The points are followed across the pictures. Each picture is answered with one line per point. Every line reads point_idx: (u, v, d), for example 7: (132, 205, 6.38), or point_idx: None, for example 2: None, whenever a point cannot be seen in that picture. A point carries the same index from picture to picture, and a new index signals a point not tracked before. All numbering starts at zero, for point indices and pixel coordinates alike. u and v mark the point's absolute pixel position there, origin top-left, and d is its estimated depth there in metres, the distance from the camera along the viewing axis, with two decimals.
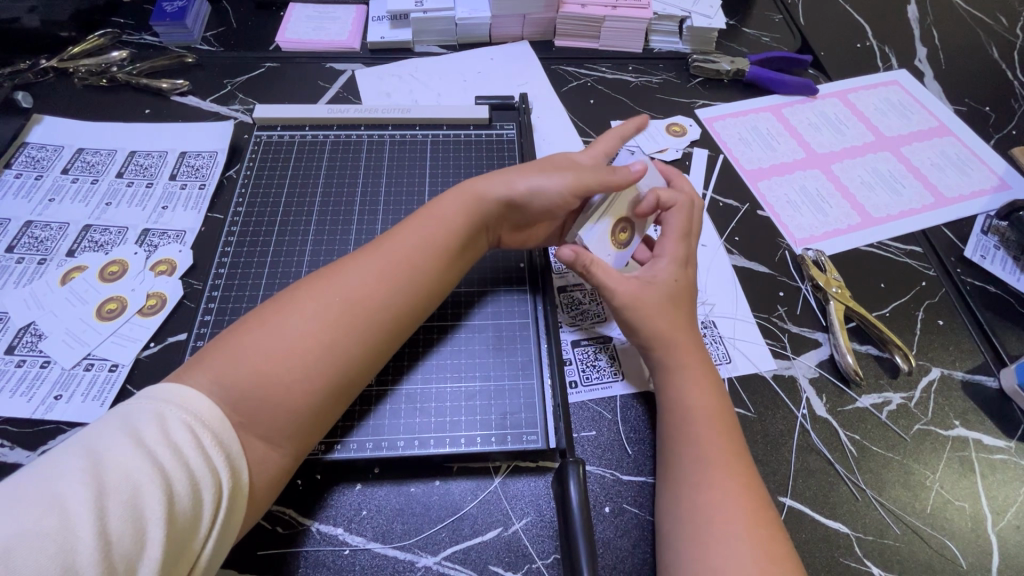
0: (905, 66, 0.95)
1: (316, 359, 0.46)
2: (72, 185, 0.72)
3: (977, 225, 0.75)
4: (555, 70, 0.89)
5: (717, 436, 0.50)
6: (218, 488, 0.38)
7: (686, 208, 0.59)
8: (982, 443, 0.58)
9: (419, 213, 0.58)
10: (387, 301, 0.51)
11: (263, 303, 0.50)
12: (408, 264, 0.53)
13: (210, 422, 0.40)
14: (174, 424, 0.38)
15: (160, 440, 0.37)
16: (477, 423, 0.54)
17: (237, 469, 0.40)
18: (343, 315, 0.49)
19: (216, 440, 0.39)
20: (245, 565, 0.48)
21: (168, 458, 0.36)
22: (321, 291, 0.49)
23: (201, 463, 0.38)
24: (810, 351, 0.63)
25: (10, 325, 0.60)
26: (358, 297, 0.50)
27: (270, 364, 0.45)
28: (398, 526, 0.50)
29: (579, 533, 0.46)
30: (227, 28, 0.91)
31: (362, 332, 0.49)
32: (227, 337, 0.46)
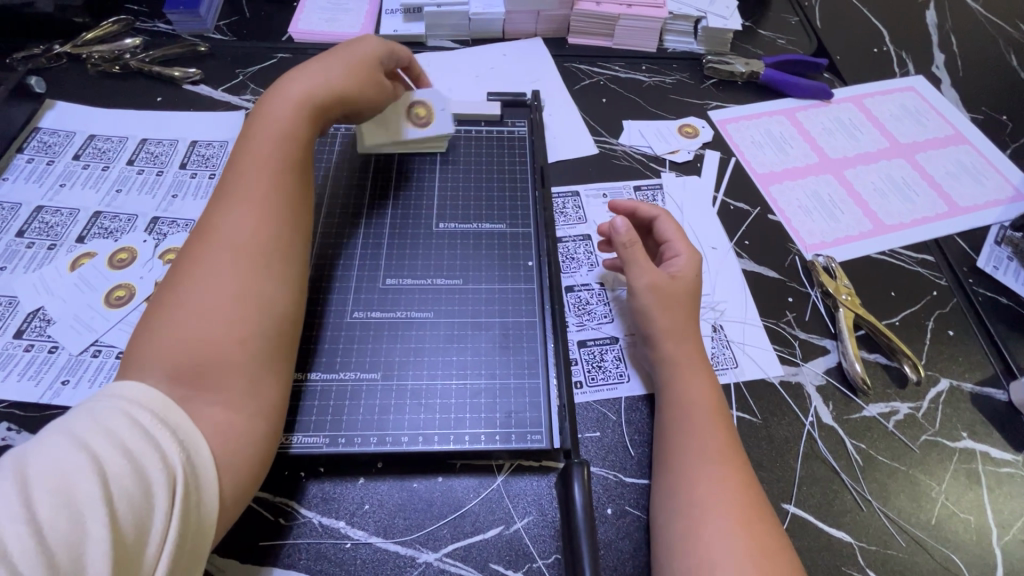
0: (922, 72, 0.94)
1: (227, 301, 0.46)
2: (83, 171, 0.72)
3: (990, 235, 0.74)
4: (568, 68, 0.88)
5: (697, 441, 0.51)
6: (172, 477, 0.37)
7: (667, 215, 0.65)
8: (989, 456, 0.58)
9: (239, 143, 0.57)
10: (274, 231, 0.51)
11: (159, 291, 0.48)
12: (280, 189, 0.54)
13: (149, 403, 0.40)
14: (108, 413, 0.38)
15: (93, 429, 0.37)
16: (482, 421, 0.53)
17: (194, 458, 0.39)
18: (240, 253, 0.49)
19: (159, 420, 0.39)
20: (245, 556, 0.48)
21: (112, 452, 0.35)
22: (204, 250, 0.49)
23: (139, 442, 0.37)
24: (818, 358, 0.63)
25: (19, 310, 0.60)
26: (248, 239, 0.50)
27: (199, 328, 0.45)
28: (399, 521, 0.51)
29: (583, 538, 0.46)
30: (240, 18, 0.91)
31: (267, 265, 0.50)
32: (142, 337, 0.45)
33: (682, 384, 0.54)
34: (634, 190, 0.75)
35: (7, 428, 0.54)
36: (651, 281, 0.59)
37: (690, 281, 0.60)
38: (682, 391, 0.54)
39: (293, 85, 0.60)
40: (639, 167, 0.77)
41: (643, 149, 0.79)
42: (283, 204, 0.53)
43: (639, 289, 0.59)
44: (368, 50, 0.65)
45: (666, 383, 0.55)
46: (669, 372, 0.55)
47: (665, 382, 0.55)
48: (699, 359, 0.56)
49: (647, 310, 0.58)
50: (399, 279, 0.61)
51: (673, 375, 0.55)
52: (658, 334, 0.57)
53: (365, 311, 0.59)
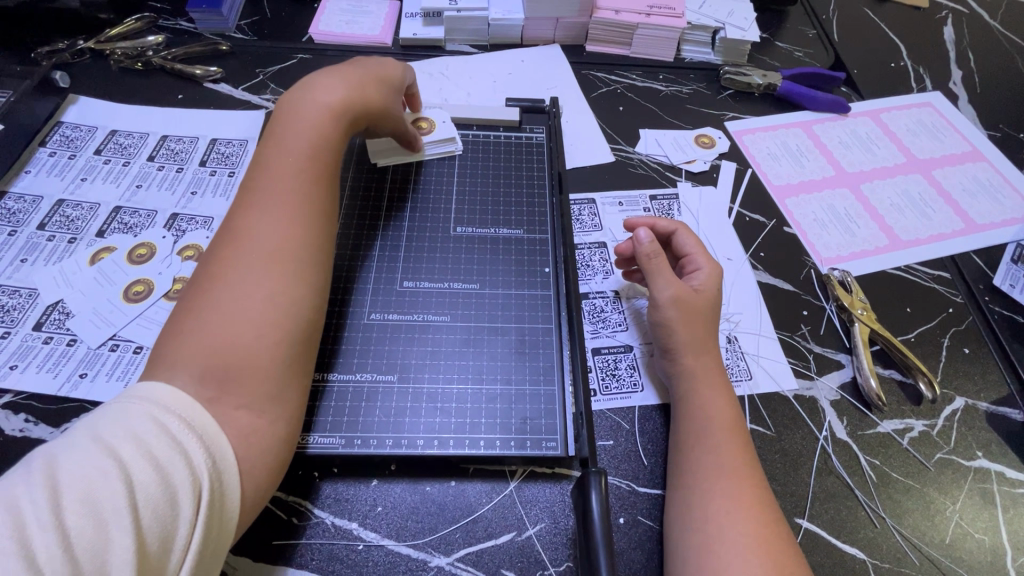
0: (940, 88, 0.93)
1: (258, 303, 0.47)
2: (104, 166, 0.73)
3: (1007, 253, 0.74)
4: (586, 75, 0.89)
5: (714, 456, 0.51)
6: (196, 483, 0.37)
7: (685, 229, 0.65)
8: (1004, 475, 0.57)
9: (266, 145, 0.57)
10: (305, 238, 0.52)
11: (184, 297, 0.48)
12: (311, 196, 0.54)
13: (175, 407, 0.40)
14: (135, 417, 0.38)
15: (120, 434, 0.37)
16: (497, 426, 0.53)
17: (219, 461, 0.40)
18: (271, 257, 0.49)
19: (184, 423, 0.39)
20: (259, 554, 0.48)
21: (137, 457, 0.36)
22: (233, 257, 0.49)
23: (165, 449, 0.37)
24: (833, 373, 0.63)
25: (39, 302, 0.61)
26: (279, 246, 0.50)
27: (230, 331, 0.45)
28: (412, 523, 0.51)
29: (599, 548, 0.45)
30: (261, 18, 0.92)
31: (296, 270, 0.50)
32: (167, 342, 0.45)
33: (701, 397, 0.54)
34: (650, 199, 0.75)
35: (25, 419, 0.54)
36: (674, 290, 0.59)
37: (712, 295, 0.60)
38: (701, 404, 0.54)
39: (321, 89, 0.60)
40: (656, 175, 0.77)
41: (660, 158, 0.79)
42: (311, 210, 0.54)
43: (663, 298, 0.59)
44: (386, 69, 0.66)
45: (685, 394, 0.55)
46: (692, 385, 0.55)
47: (682, 394, 0.55)
48: (717, 372, 0.56)
49: (670, 321, 0.58)
50: (416, 282, 0.62)
51: (690, 387, 0.55)
52: (679, 346, 0.57)
53: (383, 313, 0.59)
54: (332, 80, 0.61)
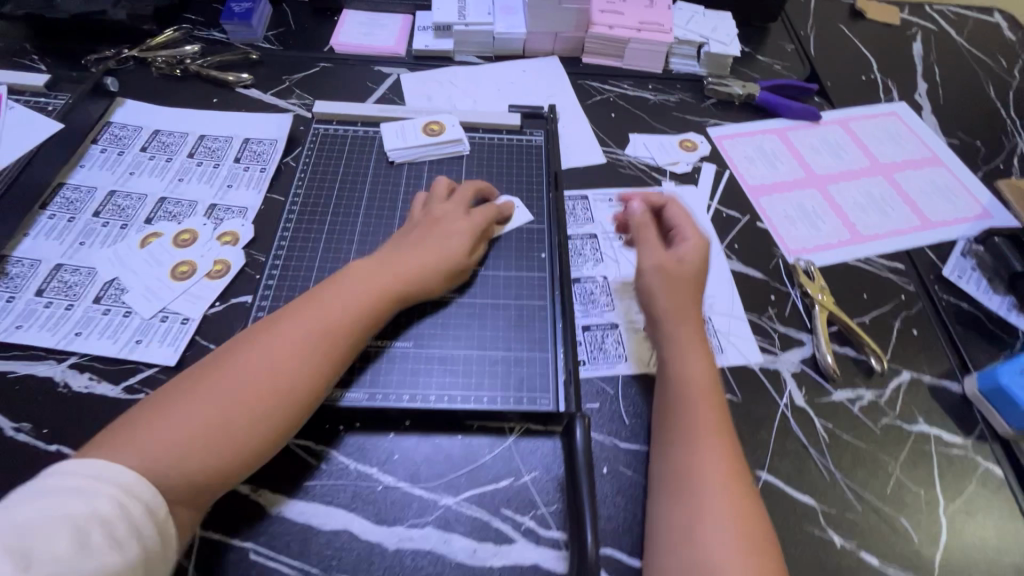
0: (905, 99, 1.02)
1: (214, 413, 0.49)
2: (149, 161, 0.82)
3: (958, 248, 0.82)
4: (581, 84, 0.98)
5: (700, 418, 0.58)
6: (126, 561, 0.40)
7: (676, 203, 0.75)
8: (941, 438, 0.66)
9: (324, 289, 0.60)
10: (290, 385, 0.53)
11: (158, 394, 0.51)
12: (301, 352, 0.54)
13: (145, 498, 0.44)
14: (98, 495, 0.41)
15: (80, 510, 0.40)
16: (499, 387, 0.62)
17: (152, 545, 0.42)
18: (264, 379, 0.52)
19: (138, 503, 0.43)
20: (294, 492, 0.57)
21: (91, 521, 0.40)
22: (219, 382, 0.51)
23: (107, 545, 0.39)
24: (795, 349, 0.71)
25: (97, 279, 0.69)
26: (252, 388, 0.51)
27: (190, 428, 0.48)
28: (424, 469, 0.59)
29: (585, 524, 0.52)
30: (286, 29, 1.01)
31: (258, 413, 0.51)
32: (148, 414, 0.48)
33: (690, 364, 0.62)
34: None
35: (89, 378, 0.63)
36: (663, 262, 0.69)
37: (697, 268, 0.69)
38: (687, 370, 0.62)
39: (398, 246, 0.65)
40: (643, 175, 0.86)
41: (647, 160, 0.88)
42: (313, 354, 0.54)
43: (651, 269, 0.69)
44: (450, 245, 0.65)
45: (676, 357, 0.63)
46: (677, 352, 0.63)
47: (668, 358, 0.63)
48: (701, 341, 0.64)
49: (654, 288, 0.68)
50: None
51: (679, 354, 0.63)
52: (664, 313, 0.66)
53: None
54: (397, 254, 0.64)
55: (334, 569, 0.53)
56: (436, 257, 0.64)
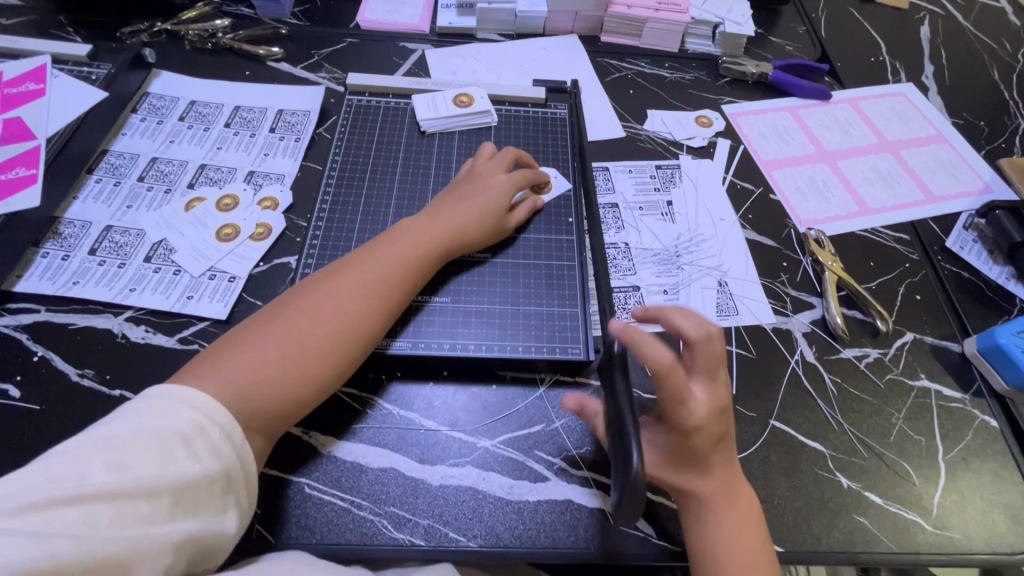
0: (912, 80, 1.06)
1: (290, 344, 0.55)
2: (188, 130, 0.85)
3: (960, 221, 0.86)
4: (601, 62, 1.01)
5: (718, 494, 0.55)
6: (204, 476, 0.46)
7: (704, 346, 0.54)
8: (941, 393, 0.70)
9: (382, 241, 0.65)
10: (355, 323, 0.59)
11: (243, 326, 0.58)
12: (363, 292, 0.60)
13: (222, 421, 0.49)
14: (181, 416, 0.47)
15: (162, 426, 0.46)
16: (532, 340, 0.66)
17: (228, 465, 0.48)
18: (334, 315, 0.58)
19: (215, 426, 0.48)
20: (343, 433, 0.61)
21: (175, 441, 0.45)
22: (296, 317, 0.57)
23: (185, 458, 0.45)
24: (806, 311, 0.75)
25: (147, 240, 0.73)
26: (324, 321, 0.57)
27: (272, 353, 0.55)
28: (463, 415, 0.63)
29: (632, 431, 0.47)
30: (313, 6, 1.04)
31: (327, 347, 0.57)
32: (234, 342, 0.55)
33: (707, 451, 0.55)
34: (656, 168, 0.87)
35: (145, 330, 0.66)
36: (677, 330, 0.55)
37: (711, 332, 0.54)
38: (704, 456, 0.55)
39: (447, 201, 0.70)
40: (661, 149, 0.90)
41: (664, 134, 0.92)
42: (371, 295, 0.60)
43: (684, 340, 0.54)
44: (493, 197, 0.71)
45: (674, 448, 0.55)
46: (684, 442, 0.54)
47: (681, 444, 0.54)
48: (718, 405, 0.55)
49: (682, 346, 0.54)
50: None
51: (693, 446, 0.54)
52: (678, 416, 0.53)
53: None
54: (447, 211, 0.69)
55: (383, 501, 0.58)
56: (481, 208, 0.69)
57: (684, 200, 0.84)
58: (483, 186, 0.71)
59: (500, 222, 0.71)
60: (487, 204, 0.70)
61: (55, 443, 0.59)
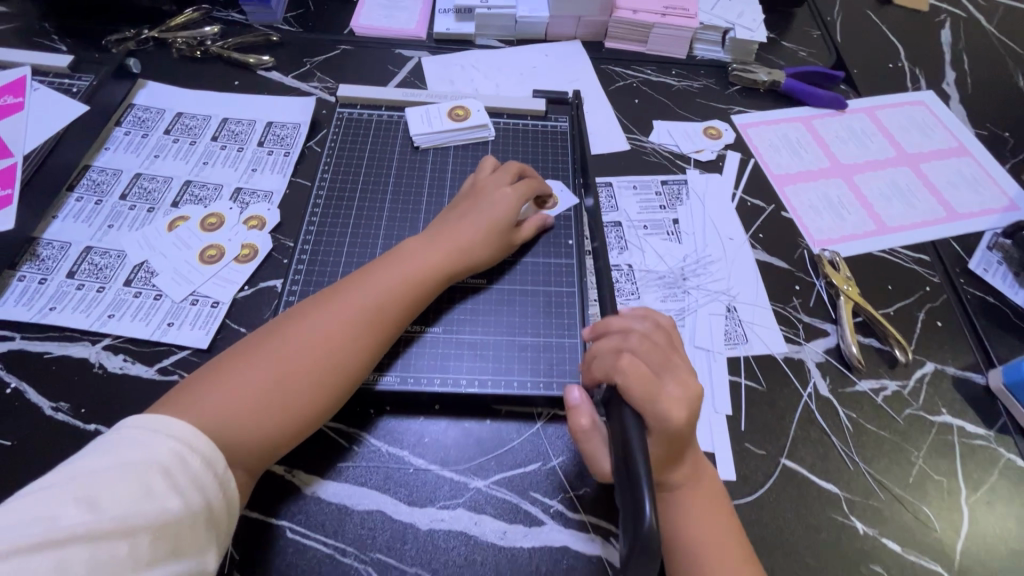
0: (932, 88, 1.01)
1: (279, 369, 0.53)
2: (174, 144, 0.81)
3: (983, 241, 0.82)
4: (604, 69, 0.96)
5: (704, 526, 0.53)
6: (186, 510, 0.43)
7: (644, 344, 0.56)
8: (964, 429, 0.66)
9: (384, 260, 0.62)
10: (349, 348, 0.55)
11: (235, 348, 0.55)
12: (359, 314, 0.57)
13: (203, 451, 0.46)
14: (160, 447, 0.44)
15: (140, 459, 0.43)
16: (528, 374, 0.62)
17: (210, 498, 0.45)
18: (328, 339, 0.55)
19: (196, 456, 0.45)
20: (327, 473, 0.58)
21: (155, 475, 0.42)
22: (287, 339, 0.54)
23: (166, 492, 0.42)
24: (819, 339, 0.71)
25: (127, 262, 0.70)
26: (316, 344, 0.54)
27: (261, 379, 0.52)
28: (454, 453, 0.60)
29: (644, 480, 0.41)
30: (305, 11, 1.00)
31: (318, 373, 0.53)
32: (223, 365, 0.53)
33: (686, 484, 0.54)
34: (661, 184, 0.83)
35: (123, 360, 0.63)
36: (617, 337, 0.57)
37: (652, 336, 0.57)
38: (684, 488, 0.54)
39: (453, 217, 0.67)
40: (667, 163, 0.86)
41: (671, 147, 0.87)
42: (368, 317, 0.57)
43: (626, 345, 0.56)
44: (500, 213, 0.67)
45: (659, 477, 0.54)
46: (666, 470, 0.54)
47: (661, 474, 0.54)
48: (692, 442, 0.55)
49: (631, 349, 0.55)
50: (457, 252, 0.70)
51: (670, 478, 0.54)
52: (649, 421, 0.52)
53: None
54: (453, 228, 0.65)
55: (369, 547, 0.55)
56: (488, 225, 0.66)
57: (690, 218, 0.80)
58: (491, 200, 0.67)
59: (506, 241, 0.67)
60: (494, 220, 0.66)
61: (27, 482, 0.56)
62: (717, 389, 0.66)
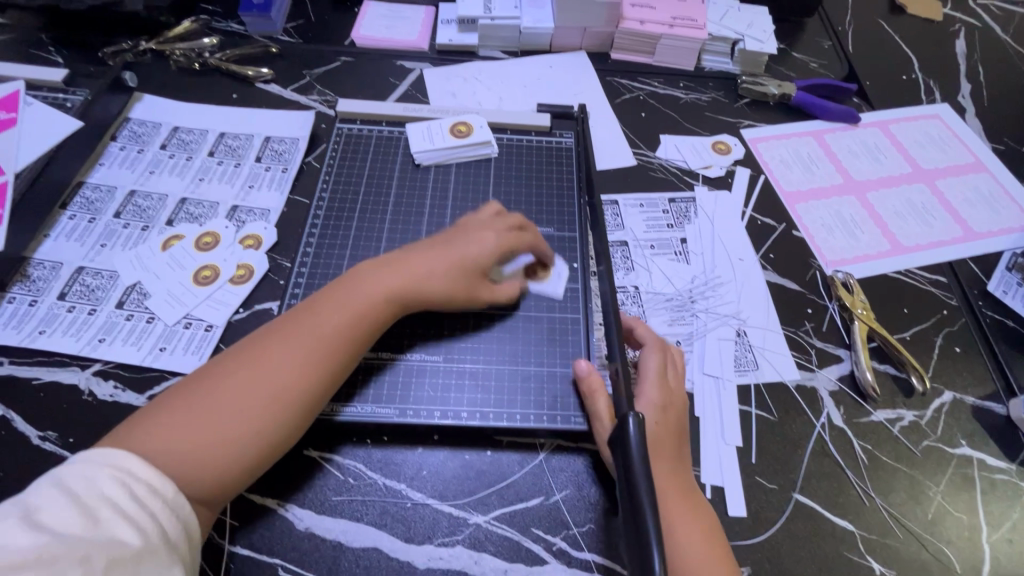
0: (948, 101, 0.98)
1: (234, 402, 0.50)
2: (169, 160, 0.80)
3: (1002, 261, 0.79)
4: (610, 82, 0.94)
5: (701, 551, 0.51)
6: (136, 536, 0.41)
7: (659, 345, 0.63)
8: (985, 462, 0.64)
9: (347, 280, 0.59)
10: (308, 378, 0.52)
11: (189, 379, 0.53)
12: (319, 341, 0.54)
13: (150, 479, 0.44)
14: (102, 476, 0.43)
15: (85, 488, 0.42)
16: (531, 404, 0.60)
17: (162, 523, 0.43)
18: (285, 370, 0.52)
19: (143, 483, 0.44)
20: (321, 508, 0.56)
21: (100, 502, 0.41)
22: (242, 371, 0.52)
23: (114, 519, 0.41)
24: (832, 365, 0.69)
25: (120, 283, 0.68)
26: (273, 377, 0.51)
27: (213, 414, 0.49)
28: (453, 487, 0.58)
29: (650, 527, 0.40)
30: (306, 21, 0.98)
31: (275, 405, 0.51)
32: (175, 399, 0.50)
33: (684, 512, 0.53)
34: (669, 201, 0.81)
35: (114, 387, 0.62)
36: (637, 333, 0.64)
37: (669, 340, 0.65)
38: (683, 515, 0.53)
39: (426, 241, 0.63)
40: (675, 179, 0.83)
41: (679, 162, 0.85)
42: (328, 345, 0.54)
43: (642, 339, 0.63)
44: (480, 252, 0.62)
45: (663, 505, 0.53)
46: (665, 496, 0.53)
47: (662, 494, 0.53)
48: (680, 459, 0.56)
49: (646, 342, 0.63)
50: None
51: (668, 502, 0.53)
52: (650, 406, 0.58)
53: None
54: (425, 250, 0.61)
55: None
56: (467, 260, 0.61)
57: (699, 238, 0.77)
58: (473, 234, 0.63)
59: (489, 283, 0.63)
60: (476, 257, 0.62)
61: None
62: (726, 419, 0.63)
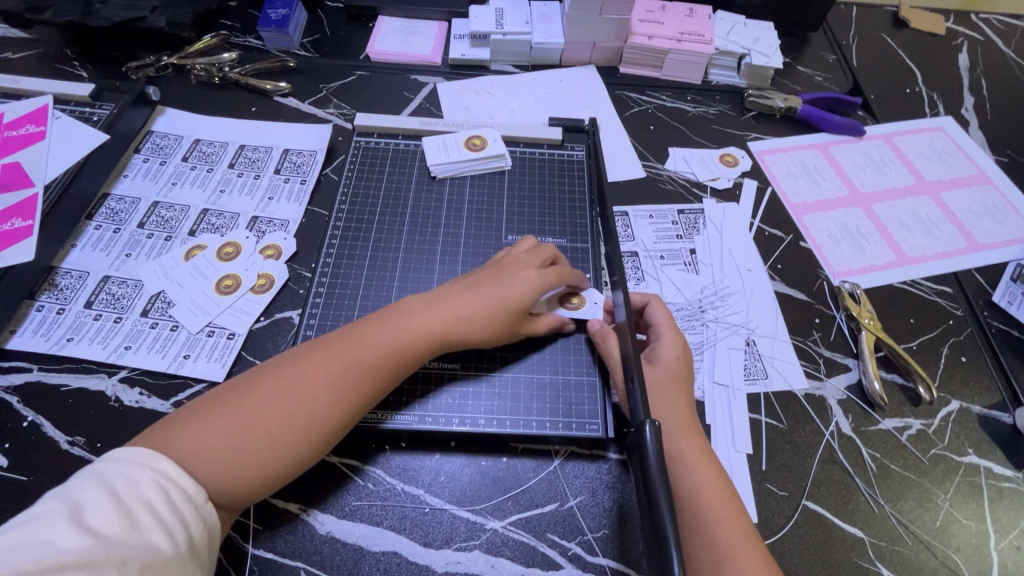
0: (951, 113, 1.00)
1: (265, 420, 0.51)
2: (191, 172, 0.82)
3: (1007, 272, 0.80)
4: (619, 95, 0.96)
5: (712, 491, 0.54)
6: (170, 543, 0.43)
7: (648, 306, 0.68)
8: (992, 470, 0.65)
9: (386, 313, 0.60)
10: (337, 407, 0.54)
11: (223, 387, 0.54)
12: (353, 373, 0.55)
13: (185, 487, 0.47)
14: (143, 480, 0.45)
15: (127, 492, 0.43)
16: (546, 412, 0.62)
17: (191, 530, 0.45)
18: (318, 396, 0.53)
19: (178, 489, 0.46)
20: (341, 513, 0.57)
21: (141, 508, 0.43)
22: (275, 389, 0.53)
23: (152, 527, 0.43)
24: (841, 374, 0.70)
25: (144, 292, 0.70)
26: (304, 400, 0.53)
27: (242, 427, 0.51)
28: (470, 492, 0.59)
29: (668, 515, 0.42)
30: (322, 36, 1.01)
31: (302, 429, 0.52)
32: (206, 407, 0.52)
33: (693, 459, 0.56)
34: (678, 213, 0.82)
35: (140, 394, 0.63)
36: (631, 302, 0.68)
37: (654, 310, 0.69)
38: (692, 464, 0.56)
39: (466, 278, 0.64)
40: (683, 191, 0.85)
41: (687, 174, 0.87)
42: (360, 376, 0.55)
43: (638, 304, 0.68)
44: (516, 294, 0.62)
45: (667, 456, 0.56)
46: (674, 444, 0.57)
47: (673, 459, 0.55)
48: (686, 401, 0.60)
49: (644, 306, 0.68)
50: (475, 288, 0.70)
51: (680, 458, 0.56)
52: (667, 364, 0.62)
53: None
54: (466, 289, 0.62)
55: None
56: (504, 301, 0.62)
57: (708, 248, 0.79)
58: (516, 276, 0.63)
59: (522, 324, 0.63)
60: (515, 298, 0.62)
61: None
62: (737, 427, 0.65)
